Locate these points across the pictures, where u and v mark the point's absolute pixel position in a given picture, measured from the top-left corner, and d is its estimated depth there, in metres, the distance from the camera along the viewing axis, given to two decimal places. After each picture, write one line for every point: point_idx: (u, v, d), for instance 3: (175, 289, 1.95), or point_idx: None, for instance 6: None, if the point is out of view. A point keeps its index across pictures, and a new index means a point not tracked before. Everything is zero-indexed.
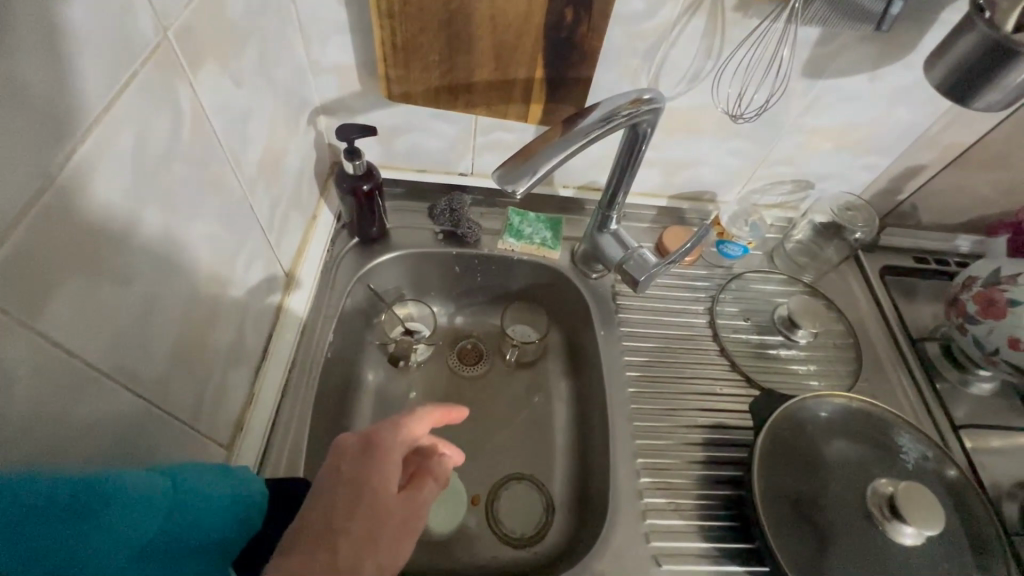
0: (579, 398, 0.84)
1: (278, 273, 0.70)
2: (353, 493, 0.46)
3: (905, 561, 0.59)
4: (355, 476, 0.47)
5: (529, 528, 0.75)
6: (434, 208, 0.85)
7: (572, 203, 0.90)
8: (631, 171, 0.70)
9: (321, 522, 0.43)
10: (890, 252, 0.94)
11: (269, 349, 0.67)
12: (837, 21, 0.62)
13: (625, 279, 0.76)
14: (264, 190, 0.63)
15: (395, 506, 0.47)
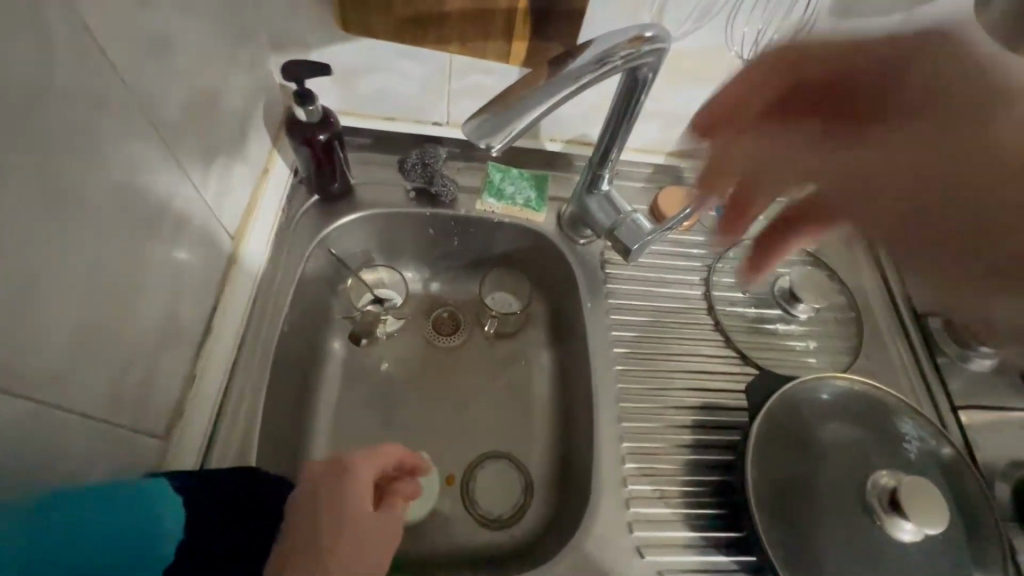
0: (561, 373, 0.79)
1: (222, 236, 0.61)
2: (329, 513, 0.49)
3: (901, 556, 0.55)
4: (329, 496, 0.50)
5: (506, 509, 0.72)
6: (404, 161, 0.76)
7: (559, 158, 0.81)
8: (627, 125, 0.61)
9: (301, 546, 0.47)
10: None
11: (214, 324, 0.59)
12: None
13: (616, 247, 0.69)
14: (196, 141, 0.53)
15: (368, 524, 0.51)
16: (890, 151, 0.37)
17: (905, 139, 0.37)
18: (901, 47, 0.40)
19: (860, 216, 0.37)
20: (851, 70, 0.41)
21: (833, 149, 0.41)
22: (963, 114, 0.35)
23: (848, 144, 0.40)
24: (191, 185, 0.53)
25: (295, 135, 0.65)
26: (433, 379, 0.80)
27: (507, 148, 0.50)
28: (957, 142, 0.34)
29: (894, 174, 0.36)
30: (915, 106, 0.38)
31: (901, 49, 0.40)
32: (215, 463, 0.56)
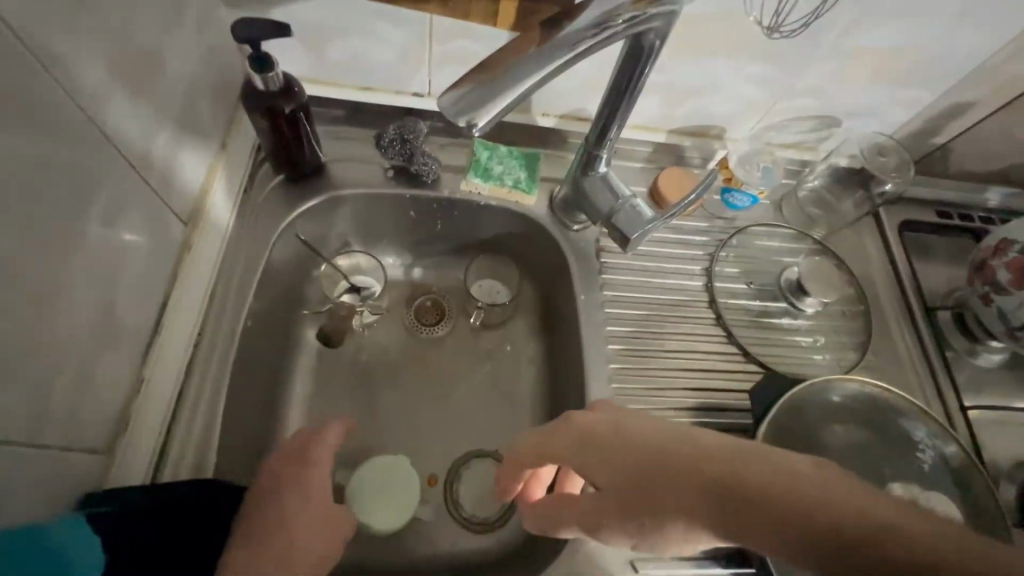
0: (551, 367, 0.74)
1: (171, 222, 0.54)
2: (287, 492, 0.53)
3: None
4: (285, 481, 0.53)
5: (491, 512, 0.67)
6: (381, 136, 0.68)
7: (552, 134, 0.74)
8: (630, 100, 0.54)
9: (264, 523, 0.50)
10: (911, 204, 0.82)
11: (166, 319, 0.53)
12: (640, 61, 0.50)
13: (613, 235, 0.63)
14: (131, 113, 0.46)
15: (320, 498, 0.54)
16: (647, 505, 0.40)
17: (611, 466, 0.41)
18: (581, 432, 0.44)
19: (677, 538, 0.40)
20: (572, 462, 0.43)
21: (603, 507, 0.43)
22: (628, 432, 0.42)
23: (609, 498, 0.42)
24: (125, 162, 0.46)
25: (254, 107, 0.57)
26: (415, 373, 0.75)
27: (492, 126, 0.44)
28: (649, 469, 0.40)
29: (675, 526, 0.39)
30: (607, 450, 0.42)
31: (575, 435, 0.44)
32: (169, 474, 0.51)
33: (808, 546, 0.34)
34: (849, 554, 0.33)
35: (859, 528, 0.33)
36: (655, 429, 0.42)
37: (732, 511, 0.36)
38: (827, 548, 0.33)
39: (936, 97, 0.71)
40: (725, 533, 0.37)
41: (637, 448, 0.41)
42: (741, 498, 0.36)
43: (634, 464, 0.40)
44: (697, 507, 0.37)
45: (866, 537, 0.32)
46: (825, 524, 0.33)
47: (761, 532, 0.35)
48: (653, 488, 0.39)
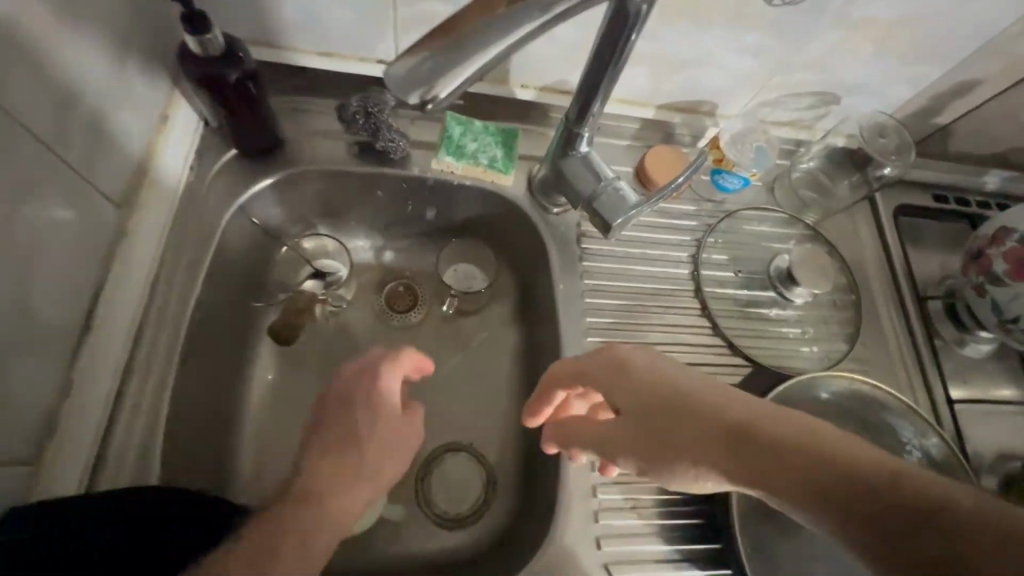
0: (529, 357, 0.69)
1: (101, 206, 0.49)
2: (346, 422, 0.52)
3: None
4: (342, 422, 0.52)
5: (463, 508, 0.64)
6: (342, 108, 0.61)
7: (532, 108, 0.68)
8: (613, 73, 0.49)
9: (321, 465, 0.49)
10: (909, 186, 0.78)
11: (99, 313, 0.49)
12: (620, 31, 0.45)
13: (595, 221, 0.59)
14: (32, 80, 0.40)
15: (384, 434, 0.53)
16: (664, 438, 0.41)
17: (636, 397, 0.43)
18: (618, 361, 0.45)
19: (686, 474, 0.41)
20: (605, 387, 0.45)
21: (619, 436, 0.44)
22: (663, 368, 0.44)
23: (635, 428, 0.43)
24: (31, 137, 0.40)
25: (198, 76, 0.52)
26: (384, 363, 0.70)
27: (450, 99, 0.40)
28: (673, 407, 0.41)
29: (688, 460, 0.40)
30: (636, 380, 0.43)
31: (614, 363, 0.46)
32: (108, 482, 0.47)
33: (820, 500, 0.34)
34: (861, 508, 0.32)
35: (881, 485, 0.32)
36: (687, 371, 0.43)
37: (749, 456, 0.37)
38: (838, 501, 0.33)
39: (943, 73, 0.66)
40: (736, 476, 0.38)
41: (670, 384, 0.42)
42: (758, 446, 0.37)
43: (660, 398, 0.42)
44: (714, 445, 0.38)
45: (886, 493, 0.32)
46: (842, 479, 0.33)
47: (774, 477, 0.36)
48: (682, 423, 0.40)
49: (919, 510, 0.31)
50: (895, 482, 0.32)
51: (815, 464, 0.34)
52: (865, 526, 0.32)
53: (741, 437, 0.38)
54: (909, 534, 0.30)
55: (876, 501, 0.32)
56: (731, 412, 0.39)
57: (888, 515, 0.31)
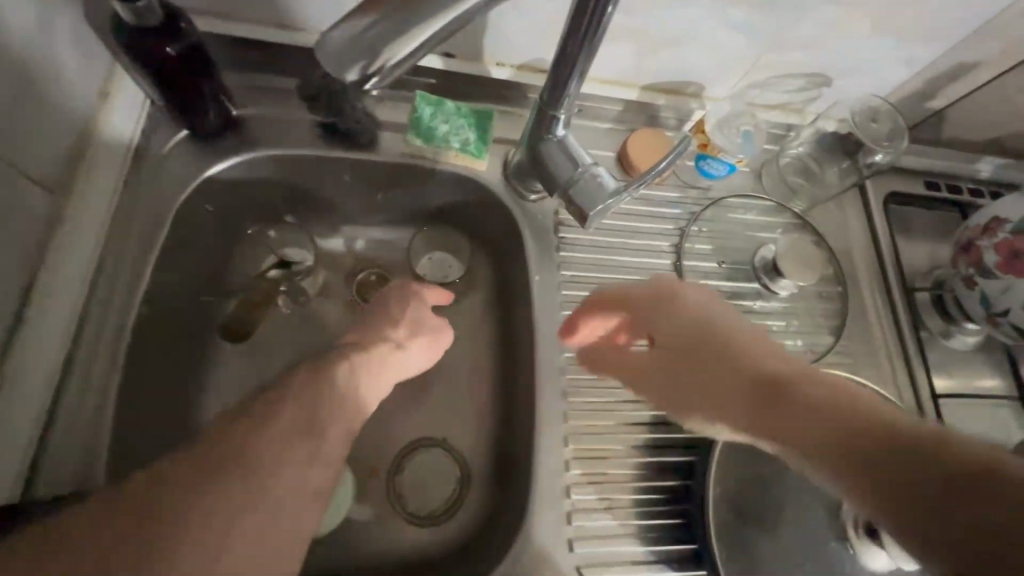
0: (504, 351, 0.66)
1: (26, 190, 0.45)
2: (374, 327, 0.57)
3: None
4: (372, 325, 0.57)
5: (435, 505, 0.61)
6: (303, 84, 0.56)
7: (508, 88, 0.64)
8: (588, 50, 0.46)
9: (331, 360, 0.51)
10: (901, 173, 0.75)
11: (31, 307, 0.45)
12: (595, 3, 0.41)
13: (570, 210, 0.56)
14: None
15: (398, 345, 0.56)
16: (704, 376, 0.47)
17: (683, 332, 0.49)
18: (665, 297, 0.51)
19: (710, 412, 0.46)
20: (648, 318, 0.51)
21: (660, 372, 0.50)
22: (716, 315, 0.50)
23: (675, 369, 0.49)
24: None
25: (129, 47, 0.47)
26: None
27: (389, 75, 0.36)
28: (717, 348, 0.47)
29: (716, 398, 0.46)
30: (687, 318, 0.50)
31: (659, 297, 0.52)
32: (44, 487, 0.44)
33: (830, 441, 0.38)
34: (870, 451, 0.36)
35: (895, 436, 0.36)
36: (745, 325, 0.49)
37: (776, 398, 0.42)
38: (849, 443, 0.37)
39: (940, 54, 0.63)
40: (760, 420, 0.42)
41: (714, 334, 0.48)
42: (785, 393, 0.42)
43: (708, 338, 0.48)
44: (747, 385, 0.44)
45: (897, 441, 0.36)
46: (861, 426, 0.38)
47: (793, 419, 0.41)
48: (719, 369, 0.46)
49: (925, 456, 0.34)
50: (909, 433, 0.36)
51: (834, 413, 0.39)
52: (868, 464, 0.36)
53: (772, 382, 0.43)
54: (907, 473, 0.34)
55: (885, 446, 0.36)
56: (765, 368, 0.44)
57: (896, 456, 0.35)
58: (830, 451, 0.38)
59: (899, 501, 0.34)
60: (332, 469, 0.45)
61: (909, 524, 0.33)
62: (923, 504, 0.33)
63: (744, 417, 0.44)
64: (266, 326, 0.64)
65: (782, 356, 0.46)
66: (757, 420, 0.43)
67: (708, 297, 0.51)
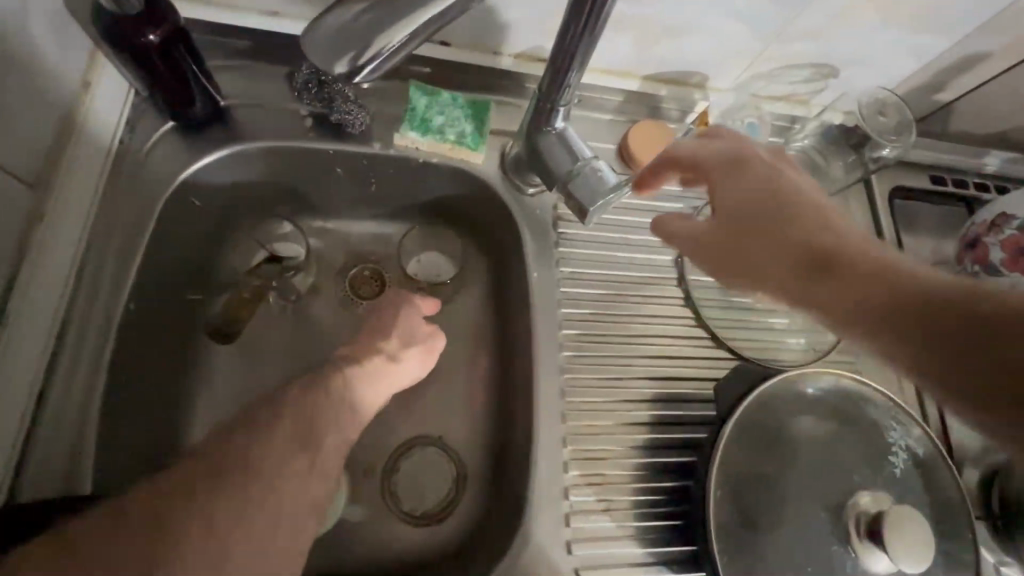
0: (500, 349, 0.64)
1: (5, 186, 0.44)
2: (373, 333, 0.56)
3: None
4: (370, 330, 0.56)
5: (430, 506, 0.59)
6: (294, 79, 0.57)
7: (506, 78, 0.62)
8: (588, 38, 0.44)
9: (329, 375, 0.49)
10: (906, 167, 0.73)
11: (13, 307, 0.44)
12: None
13: (569, 205, 0.54)
14: None
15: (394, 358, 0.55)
16: (754, 240, 0.41)
17: (742, 193, 0.43)
18: (722, 155, 0.44)
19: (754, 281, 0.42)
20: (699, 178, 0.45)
21: (702, 235, 0.44)
22: (778, 179, 0.43)
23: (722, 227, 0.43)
24: None
25: (110, 33, 0.45)
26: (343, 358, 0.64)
27: (382, 70, 0.34)
28: (775, 214, 0.41)
29: (764, 264, 0.41)
30: (745, 180, 0.43)
31: (714, 155, 0.45)
32: (28, 492, 0.43)
33: (901, 310, 0.35)
34: (937, 319, 0.34)
35: (974, 308, 0.34)
36: (806, 188, 0.43)
37: (839, 266, 0.38)
38: (922, 312, 0.35)
39: (949, 45, 0.61)
40: (805, 289, 0.39)
41: (770, 194, 0.42)
42: (851, 262, 0.38)
43: (769, 201, 0.42)
44: (805, 250, 0.39)
45: (976, 311, 0.33)
46: (937, 297, 0.35)
47: (861, 289, 0.37)
48: (773, 229, 0.41)
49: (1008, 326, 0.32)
50: (987, 302, 0.34)
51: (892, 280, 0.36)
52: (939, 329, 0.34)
53: (829, 254, 0.39)
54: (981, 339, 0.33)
55: (962, 315, 0.34)
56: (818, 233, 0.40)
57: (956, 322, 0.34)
58: (891, 323, 0.35)
59: (968, 370, 0.33)
60: (325, 473, 0.44)
61: (969, 391, 0.33)
62: (990, 373, 0.32)
63: (794, 281, 0.40)
64: (257, 324, 0.62)
65: (842, 224, 0.41)
66: (802, 293, 0.39)
67: (767, 162, 0.44)
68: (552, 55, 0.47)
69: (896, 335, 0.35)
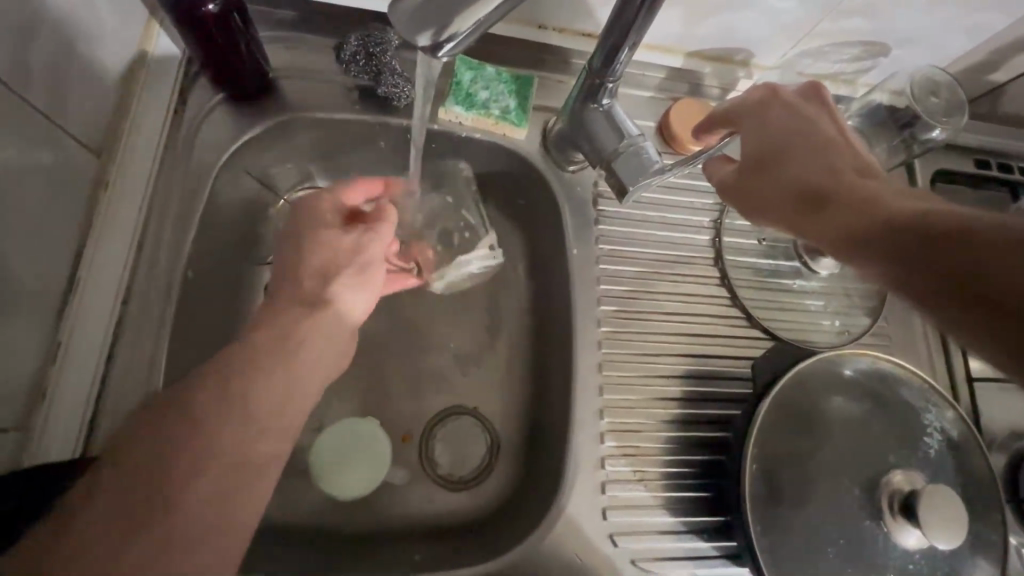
0: (536, 323, 0.66)
1: (77, 156, 0.46)
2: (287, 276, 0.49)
3: (901, 563, 0.50)
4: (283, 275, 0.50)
5: (466, 470, 0.61)
6: (342, 51, 0.57)
7: (550, 53, 0.62)
8: (645, 14, 0.43)
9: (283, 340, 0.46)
10: (950, 150, 0.71)
11: (84, 272, 0.46)
12: (637, 6, 0.43)
13: (610, 183, 0.54)
14: None
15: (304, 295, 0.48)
16: (772, 171, 0.45)
17: (762, 137, 0.47)
18: (755, 102, 0.48)
19: (762, 209, 0.46)
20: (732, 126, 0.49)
21: (727, 181, 0.49)
22: (804, 121, 0.46)
23: (742, 169, 0.48)
24: None
25: (170, 5, 0.46)
26: (382, 328, 0.65)
27: (459, 49, 0.35)
28: (793, 149, 0.45)
29: (771, 194, 0.45)
30: (772, 121, 0.47)
31: (749, 102, 0.48)
32: None
33: (888, 228, 0.38)
34: (917, 240, 0.37)
35: (973, 228, 0.35)
36: (835, 133, 0.46)
37: (844, 195, 0.42)
38: (917, 233, 0.37)
39: (1007, 26, 0.60)
40: (807, 221, 0.43)
41: (790, 137, 0.46)
42: (850, 196, 0.41)
43: (788, 144, 0.45)
44: (814, 180, 0.43)
45: (972, 230, 0.35)
46: (938, 219, 0.36)
47: (853, 216, 0.40)
48: (785, 168, 0.45)
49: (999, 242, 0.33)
50: (983, 224, 0.35)
51: (888, 210, 0.39)
52: (920, 247, 0.36)
53: (832, 189, 0.42)
54: (970, 255, 0.34)
55: (950, 233, 0.35)
56: (830, 171, 0.43)
57: (934, 242, 0.36)
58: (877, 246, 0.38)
59: (940, 277, 0.35)
60: None
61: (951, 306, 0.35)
62: (956, 289, 0.34)
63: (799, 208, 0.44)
64: None
65: (862, 163, 0.44)
66: (804, 224, 0.43)
67: (796, 107, 0.47)
68: (596, 44, 0.49)
69: (880, 252, 0.38)
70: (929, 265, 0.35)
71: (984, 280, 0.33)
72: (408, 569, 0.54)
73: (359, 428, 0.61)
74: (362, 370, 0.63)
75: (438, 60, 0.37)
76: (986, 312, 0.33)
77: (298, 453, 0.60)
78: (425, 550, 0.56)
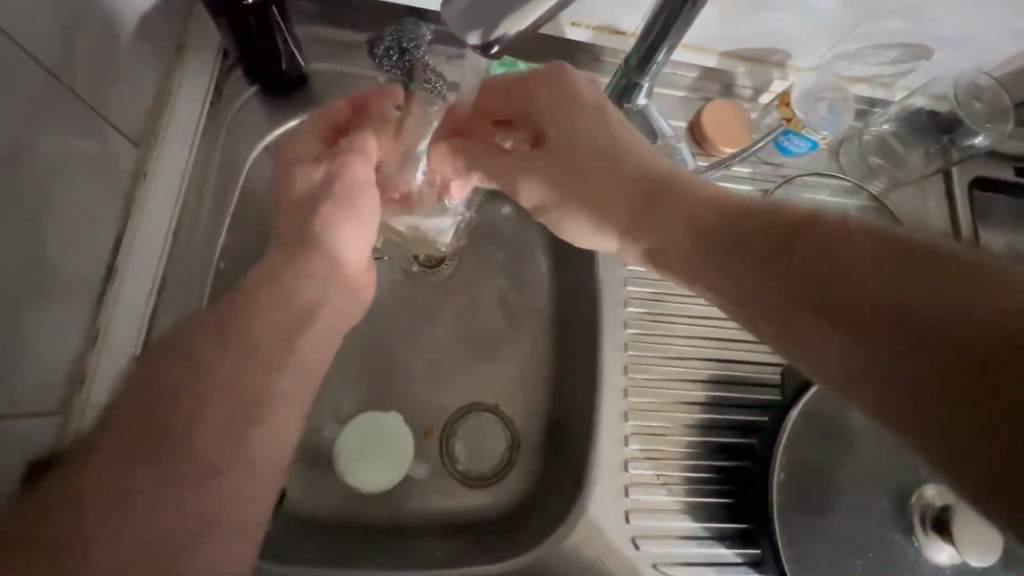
0: (561, 321, 0.65)
1: (117, 147, 0.46)
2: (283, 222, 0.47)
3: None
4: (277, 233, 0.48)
5: (486, 467, 0.62)
6: (375, 41, 0.56)
7: (582, 50, 0.62)
8: (685, 19, 0.43)
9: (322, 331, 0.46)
10: (989, 158, 0.69)
11: (122, 262, 0.47)
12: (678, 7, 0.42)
13: None
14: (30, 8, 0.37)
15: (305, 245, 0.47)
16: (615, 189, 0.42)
17: (587, 142, 0.43)
18: (568, 92, 0.45)
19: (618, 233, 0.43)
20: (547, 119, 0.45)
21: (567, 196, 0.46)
22: (608, 130, 0.43)
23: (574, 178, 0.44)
24: (31, 62, 0.37)
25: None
26: (406, 323, 0.65)
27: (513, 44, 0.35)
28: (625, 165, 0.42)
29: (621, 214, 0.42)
30: (582, 132, 0.44)
31: (559, 86, 0.45)
32: None
33: (776, 264, 0.33)
34: (824, 275, 0.31)
35: (869, 250, 0.29)
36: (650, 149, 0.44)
37: (691, 217, 0.38)
38: (817, 269, 0.31)
39: None
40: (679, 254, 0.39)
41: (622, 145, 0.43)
42: (701, 217, 0.38)
43: (616, 155, 0.42)
44: (651, 231, 0.41)
45: (868, 255, 0.29)
46: (833, 244, 0.31)
47: (726, 247, 0.36)
48: (624, 186, 0.42)
49: (902, 296, 0.27)
50: (868, 256, 0.29)
51: (765, 237, 0.34)
52: (817, 304, 0.30)
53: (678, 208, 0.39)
54: (904, 288, 0.27)
55: (848, 280, 0.29)
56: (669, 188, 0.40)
57: (843, 281, 0.30)
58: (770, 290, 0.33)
59: (863, 323, 0.28)
60: None
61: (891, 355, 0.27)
62: (902, 338, 0.26)
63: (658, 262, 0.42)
64: None
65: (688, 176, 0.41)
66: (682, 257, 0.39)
67: (593, 125, 0.44)
68: (635, 42, 0.49)
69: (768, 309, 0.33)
70: (847, 308, 0.29)
71: (960, 348, 0.24)
72: (431, 565, 0.54)
73: (383, 424, 0.60)
74: (386, 364, 0.63)
75: (491, 57, 0.37)
76: (960, 372, 0.24)
77: (322, 445, 0.60)
78: (446, 546, 0.57)
